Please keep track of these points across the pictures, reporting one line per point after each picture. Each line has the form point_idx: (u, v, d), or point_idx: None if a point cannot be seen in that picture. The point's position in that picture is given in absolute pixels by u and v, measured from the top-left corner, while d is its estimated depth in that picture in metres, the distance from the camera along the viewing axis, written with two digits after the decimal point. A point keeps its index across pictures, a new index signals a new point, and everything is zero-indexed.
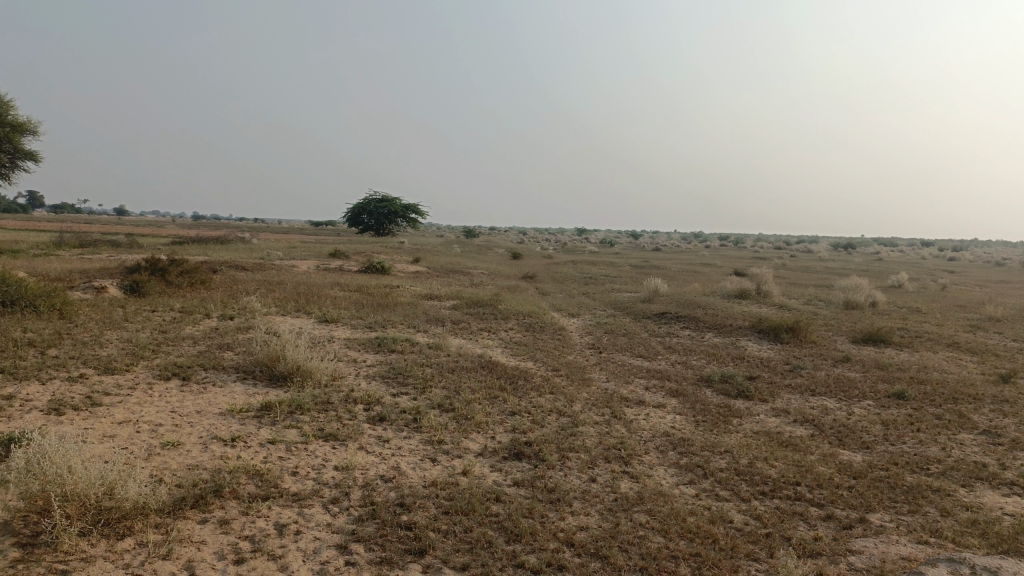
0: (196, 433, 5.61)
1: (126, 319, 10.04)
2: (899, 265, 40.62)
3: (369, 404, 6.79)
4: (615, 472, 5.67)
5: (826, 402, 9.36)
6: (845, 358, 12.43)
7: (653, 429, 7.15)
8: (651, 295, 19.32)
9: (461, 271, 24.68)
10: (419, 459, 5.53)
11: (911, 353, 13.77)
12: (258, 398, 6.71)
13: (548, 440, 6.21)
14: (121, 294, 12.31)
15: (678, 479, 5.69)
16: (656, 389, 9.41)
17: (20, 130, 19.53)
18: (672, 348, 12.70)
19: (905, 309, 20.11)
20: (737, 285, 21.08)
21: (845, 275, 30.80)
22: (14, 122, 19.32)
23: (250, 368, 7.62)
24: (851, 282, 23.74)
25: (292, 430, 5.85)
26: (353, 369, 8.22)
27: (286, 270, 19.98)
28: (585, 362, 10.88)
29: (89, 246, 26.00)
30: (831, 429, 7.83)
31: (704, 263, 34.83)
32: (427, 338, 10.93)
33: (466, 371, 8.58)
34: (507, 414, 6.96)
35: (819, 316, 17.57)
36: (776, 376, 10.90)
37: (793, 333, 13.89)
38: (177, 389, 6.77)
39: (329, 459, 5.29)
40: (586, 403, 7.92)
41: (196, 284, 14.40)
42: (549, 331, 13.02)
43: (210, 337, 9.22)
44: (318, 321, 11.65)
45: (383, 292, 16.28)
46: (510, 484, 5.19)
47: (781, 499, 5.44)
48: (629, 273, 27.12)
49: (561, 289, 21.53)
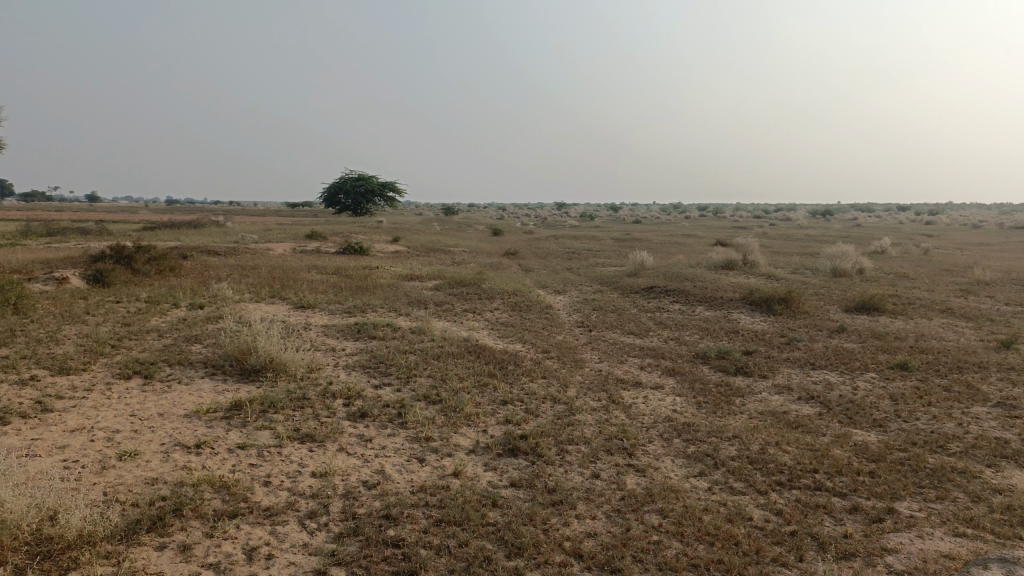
0: (158, 439, 5.07)
1: (87, 311, 9.42)
2: (879, 230, 40.41)
3: (349, 398, 6.27)
4: (620, 466, 5.21)
5: (828, 376, 8.97)
6: (840, 328, 12.08)
7: (654, 414, 6.70)
8: (637, 268, 18.87)
9: (442, 250, 24.04)
10: (405, 460, 5.04)
11: (906, 320, 13.45)
12: (228, 396, 6.17)
13: (545, 432, 5.73)
14: (84, 285, 11.65)
15: (687, 470, 5.25)
16: (651, 369, 8.97)
17: None
18: (663, 323, 12.26)
19: (893, 275, 19.82)
20: (723, 256, 20.66)
21: (829, 241, 30.59)
22: None
23: (220, 363, 7.06)
24: (837, 249, 23.42)
25: (264, 432, 5.33)
26: (332, 360, 7.68)
27: (261, 255, 19.33)
28: (576, 342, 10.41)
29: (55, 234, 25.12)
30: (839, 406, 7.44)
31: (687, 234, 34.50)
32: (410, 322, 10.40)
33: (452, 357, 8.07)
34: (499, 404, 6.47)
35: (809, 285, 17.22)
36: (774, 350, 10.50)
37: (785, 304, 13.51)
38: (138, 389, 6.20)
39: (305, 464, 4.78)
40: (581, 388, 7.46)
41: (165, 272, 13.74)
42: (536, 310, 12.53)
43: (177, 329, 8.63)
44: (293, 307, 11.08)
45: (361, 274, 15.67)
46: (507, 485, 4.72)
47: (800, 490, 5.02)
48: (612, 247, 26.63)
49: (544, 265, 21.00)
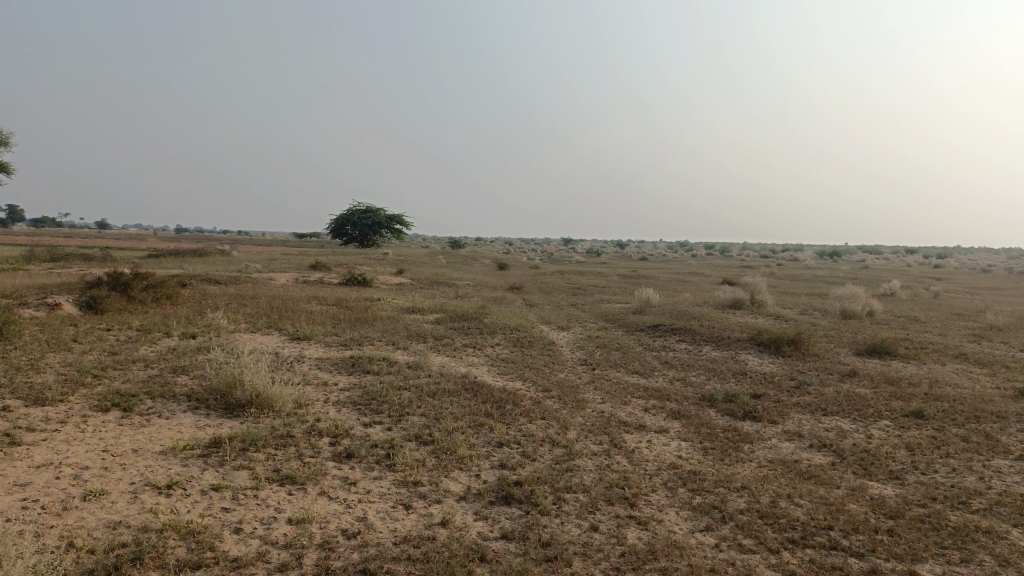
0: (128, 478, 4.75)
1: (75, 338, 9.15)
2: (887, 272, 40.10)
3: (336, 436, 5.94)
4: (621, 518, 4.85)
5: (841, 423, 8.60)
6: (851, 372, 11.71)
7: (658, 461, 6.35)
8: (642, 306, 18.55)
9: (446, 283, 23.78)
10: (390, 506, 4.70)
11: (919, 365, 13.09)
12: (209, 432, 5.86)
13: (541, 478, 5.39)
14: (77, 311, 11.40)
15: (692, 524, 4.89)
16: (656, 411, 8.62)
17: None
18: (669, 363, 11.91)
19: (904, 318, 19.47)
20: (730, 295, 20.36)
21: (837, 282, 30.31)
22: None
23: (205, 396, 6.76)
24: (846, 290, 23.09)
25: (242, 472, 5.00)
26: (322, 395, 7.36)
27: (262, 284, 19.13)
28: (578, 380, 10.07)
29: (59, 260, 25.02)
30: (853, 456, 7.07)
31: (694, 272, 34.25)
32: (407, 356, 10.09)
33: (448, 394, 7.75)
34: (494, 446, 6.14)
35: (818, 326, 16.88)
36: (783, 394, 10.13)
37: (795, 346, 13.16)
38: (115, 423, 5.89)
39: (282, 510, 4.45)
40: (582, 430, 7.12)
41: (161, 300, 13.51)
42: (538, 347, 12.22)
43: (165, 359, 8.34)
44: (288, 338, 10.79)
45: (362, 306, 15.40)
46: (498, 537, 4.37)
47: (814, 549, 4.66)
48: (617, 283, 26.37)
49: (549, 300, 20.71)
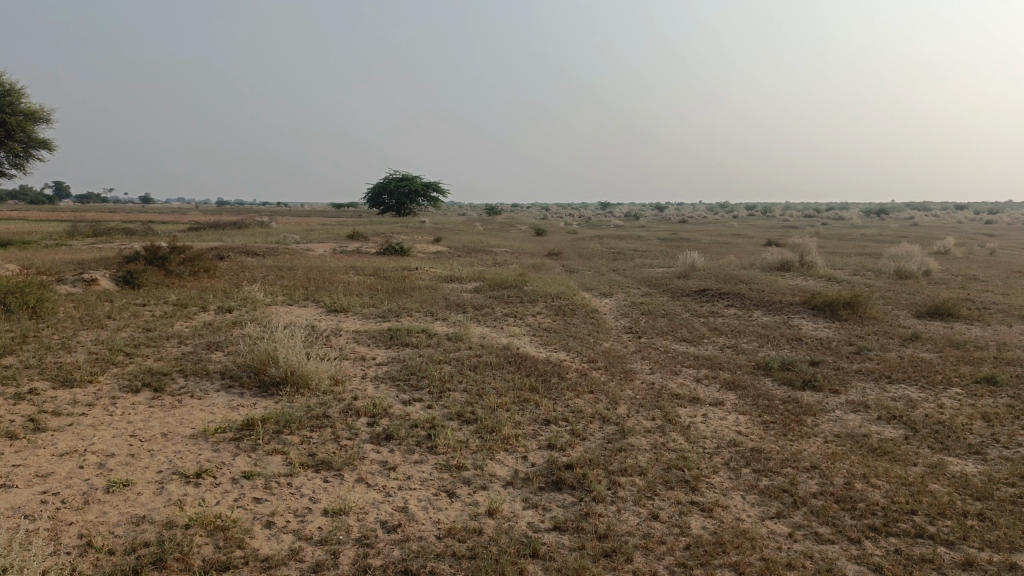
0: (155, 466, 4.49)
1: (111, 315, 8.98)
2: (939, 229, 38.67)
3: (374, 416, 5.62)
4: (682, 504, 4.45)
5: (908, 392, 8.06)
6: (913, 336, 11.09)
7: (716, 437, 5.93)
8: (687, 270, 17.96)
9: (484, 251, 23.39)
10: (433, 494, 4.36)
11: (984, 327, 12.39)
12: (242, 413, 5.58)
13: (594, 460, 5.01)
14: (114, 287, 11.26)
15: (761, 511, 4.47)
16: (708, 381, 8.17)
17: (32, 118, 18.79)
18: (718, 329, 11.40)
19: (962, 277, 18.58)
20: (778, 257, 19.64)
21: (889, 241, 29.21)
22: (23, 110, 18.51)
23: (238, 374, 6.49)
24: (900, 248, 22.12)
25: (276, 457, 4.71)
26: (359, 370, 7.05)
27: (299, 255, 18.94)
28: (625, 350, 9.64)
29: (101, 235, 25.15)
30: (927, 429, 6.56)
31: (737, 234, 33.35)
32: (447, 327, 9.75)
33: (490, 368, 7.39)
34: (541, 424, 5.77)
35: (872, 287, 16.14)
36: (842, 361, 9.58)
37: (851, 310, 12.52)
38: (145, 405, 5.64)
39: (316, 500, 4.14)
40: (633, 404, 6.71)
41: (199, 273, 13.34)
42: (581, 315, 11.79)
43: (199, 335, 8.10)
44: (325, 311, 10.51)
45: (400, 276, 15.10)
46: (550, 529, 4.01)
47: (898, 538, 4.21)
48: (659, 247, 25.73)
49: (589, 266, 20.23)
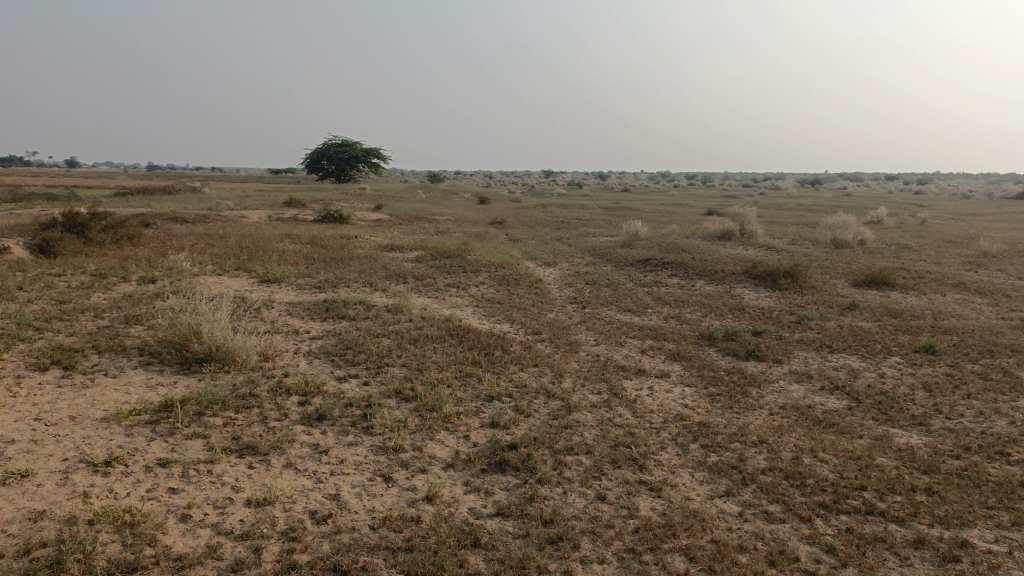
0: (60, 454, 4.08)
1: (21, 285, 8.35)
2: (871, 200, 39.63)
3: (305, 395, 5.29)
4: (631, 484, 4.27)
5: (850, 361, 8.08)
6: (851, 305, 11.20)
7: (663, 411, 5.78)
8: (630, 239, 17.88)
9: (425, 219, 22.91)
10: (368, 479, 4.08)
11: (918, 296, 12.60)
12: (162, 393, 5.18)
13: (538, 438, 4.79)
14: (28, 255, 10.52)
15: (711, 489, 4.32)
16: (654, 352, 8.05)
17: None
18: (662, 299, 11.31)
19: (896, 247, 18.95)
20: (719, 226, 19.71)
21: (825, 211, 29.74)
22: None
23: (159, 350, 6.06)
24: (836, 218, 22.46)
25: (196, 442, 4.35)
26: (292, 345, 6.68)
27: (233, 222, 18.22)
28: (569, 321, 9.46)
29: (19, 199, 23.75)
30: (870, 400, 6.55)
31: (678, 203, 33.51)
32: (386, 298, 9.41)
33: (431, 340, 7.10)
34: (483, 400, 5.52)
35: (811, 257, 16.32)
36: (784, 331, 9.58)
37: (791, 279, 12.58)
38: (53, 384, 5.18)
39: (239, 489, 3.82)
40: (577, 378, 6.52)
41: (122, 241, 12.63)
42: (525, 285, 11.56)
43: (119, 308, 7.58)
44: (258, 281, 10.03)
45: (338, 245, 14.61)
46: (492, 515, 3.79)
47: (849, 516, 4.11)
48: (602, 216, 25.64)
49: (532, 235, 19.98)
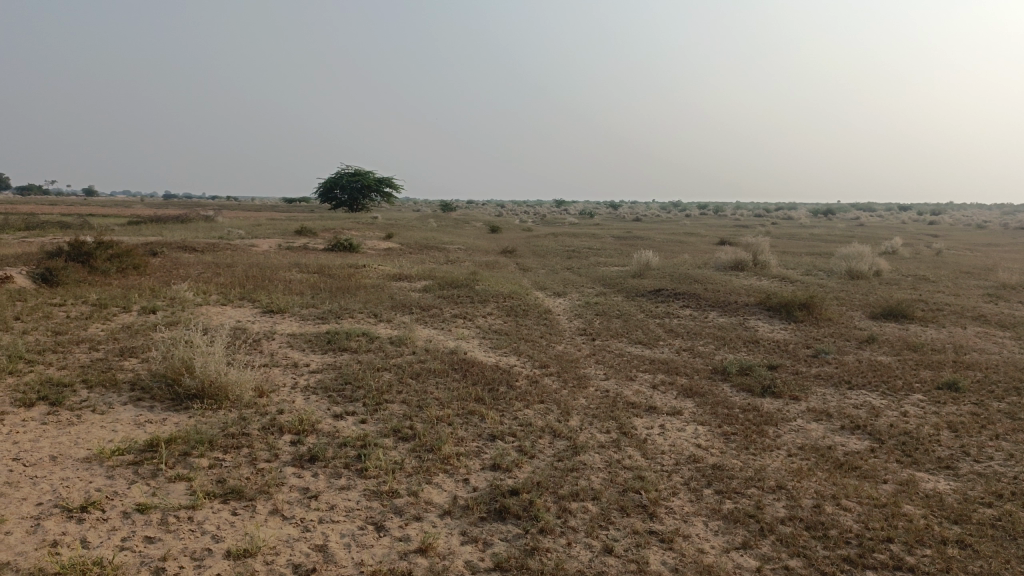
0: (34, 497, 3.83)
1: (19, 315, 8.19)
2: (885, 229, 39.30)
3: (299, 434, 5.05)
4: (640, 534, 4.00)
5: (870, 398, 7.76)
6: (870, 338, 10.88)
7: (675, 452, 5.50)
8: (641, 269, 17.64)
9: (436, 248, 22.79)
10: (359, 528, 3.83)
11: (938, 328, 12.26)
12: (150, 431, 4.96)
13: (541, 482, 4.52)
14: (31, 285, 10.38)
15: (726, 540, 4.04)
16: (665, 387, 7.77)
17: None
18: (674, 331, 11.04)
19: (913, 278, 18.61)
20: (732, 256, 19.45)
21: (840, 241, 29.39)
22: None
23: (151, 384, 5.84)
24: (851, 248, 22.13)
25: (178, 486, 4.11)
26: (289, 380, 6.45)
27: (242, 251, 18.13)
28: (578, 353, 9.19)
29: (33, 227, 23.85)
30: (892, 440, 6.24)
31: (691, 232, 33.30)
32: (390, 330, 9.18)
33: (434, 375, 6.86)
34: (485, 440, 5.27)
35: (826, 288, 15.99)
36: (801, 365, 9.27)
37: (806, 311, 12.28)
38: (37, 421, 4.95)
39: (220, 539, 3.57)
40: (585, 415, 6.25)
41: (128, 270, 12.51)
42: (533, 316, 11.32)
43: (115, 339, 7.39)
44: (261, 312, 9.84)
45: (345, 274, 14.44)
46: (490, 569, 3.52)
47: (875, 572, 3.82)
48: (613, 245, 25.43)
49: (543, 264, 19.79)
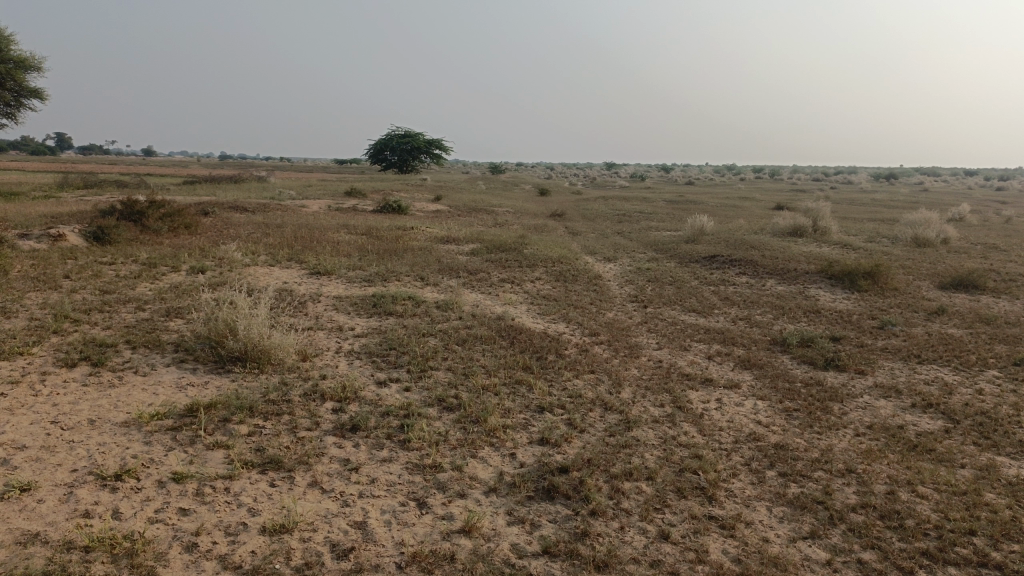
0: (69, 463, 3.71)
1: (69, 274, 8.20)
2: (951, 195, 37.60)
3: (340, 401, 4.88)
4: (699, 519, 3.73)
5: (943, 374, 7.30)
6: (939, 309, 10.30)
7: (734, 429, 5.19)
8: (695, 234, 17.11)
9: (485, 210, 22.51)
10: (401, 505, 3.63)
11: (1013, 300, 11.57)
12: (191, 395, 4.85)
13: (593, 459, 4.27)
14: (83, 243, 10.45)
15: (793, 529, 3.75)
16: (722, 358, 7.42)
17: (20, 65, 17.95)
18: (730, 299, 10.62)
19: (982, 246, 17.69)
20: (790, 221, 18.76)
21: (905, 207, 28.17)
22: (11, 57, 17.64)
23: (194, 347, 5.74)
24: (917, 215, 21.17)
25: (216, 454, 3.97)
26: (333, 344, 6.31)
27: (292, 211, 18.09)
28: (630, 321, 8.88)
29: (92, 187, 24.25)
30: (969, 421, 5.82)
31: (746, 197, 32.31)
32: (437, 294, 8.98)
33: (481, 342, 6.64)
34: (534, 412, 5.04)
35: (891, 256, 15.27)
36: (865, 337, 8.81)
37: (871, 280, 11.70)
38: (78, 383, 4.88)
39: (257, 513, 3.41)
40: (638, 388, 5.96)
41: (179, 230, 12.53)
42: (583, 282, 11.01)
43: (162, 299, 7.33)
44: (307, 274, 9.73)
45: (393, 236, 14.29)
46: (537, 554, 3.29)
47: (959, 569, 3.48)
48: (665, 209, 24.81)
49: (593, 228, 19.38)
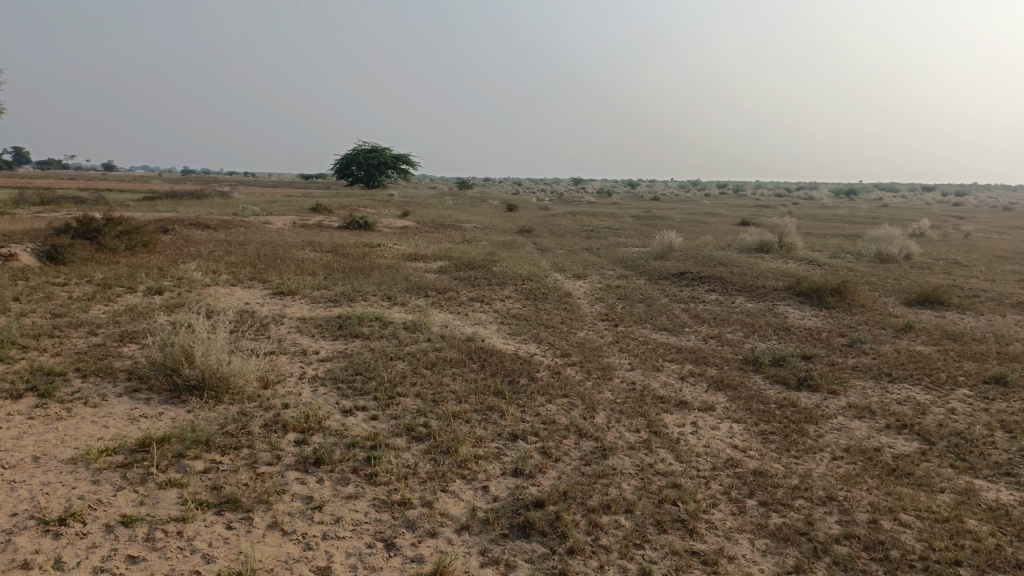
0: (8, 507, 3.45)
1: (19, 296, 7.84)
2: (911, 210, 38.29)
3: (304, 432, 4.65)
4: (681, 555, 3.58)
5: (914, 394, 7.27)
6: (906, 326, 10.34)
7: (711, 455, 5.06)
8: (663, 250, 17.10)
9: (452, 227, 22.32)
10: (369, 546, 3.43)
11: (977, 316, 11.68)
12: (144, 427, 4.59)
13: (568, 491, 4.11)
14: (36, 263, 10.05)
15: (777, 563, 3.62)
16: (695, 379, 7.32)
17: None
18: (700, 317, 10.56)
19: (944, 262, 17.93)
20: (757, 237, 18.86)
21: (867, 223, 28.58)
22: None
23: (149, 374, 5.47)
24: (880, 231, 21.44)
25: (170, 494, 3.73)
26: (296, 369, 6.07)
27: (256, 228, 17.70)
28: (601, 341, 8.75)
29: (47, 203, 23.55)
30: (944, 442, 5.77)
31: (712, 213, 32.55)
32: (404, 314, 8.77)
33: (450, 365, 6.45)
34: (506, 441, 4.86)
35: (856, 272, 15.38)
36: (836, 355, 8.78)
37: (838, 296, 11.73)
38: (23, 416, 4.59)
39: (213, 559, 3.19)
40: (612, 412, 5.82)
41: (137, 248, 12.14)
42: (553, 300, 10.87)
43: (116, 323, 7.02)
44: (271, 293, 9.45)
45: (360, 253, 14.05)
46: None
47: None
48: (632, 225, 24.86)
49: (561, 244, 19.28)
